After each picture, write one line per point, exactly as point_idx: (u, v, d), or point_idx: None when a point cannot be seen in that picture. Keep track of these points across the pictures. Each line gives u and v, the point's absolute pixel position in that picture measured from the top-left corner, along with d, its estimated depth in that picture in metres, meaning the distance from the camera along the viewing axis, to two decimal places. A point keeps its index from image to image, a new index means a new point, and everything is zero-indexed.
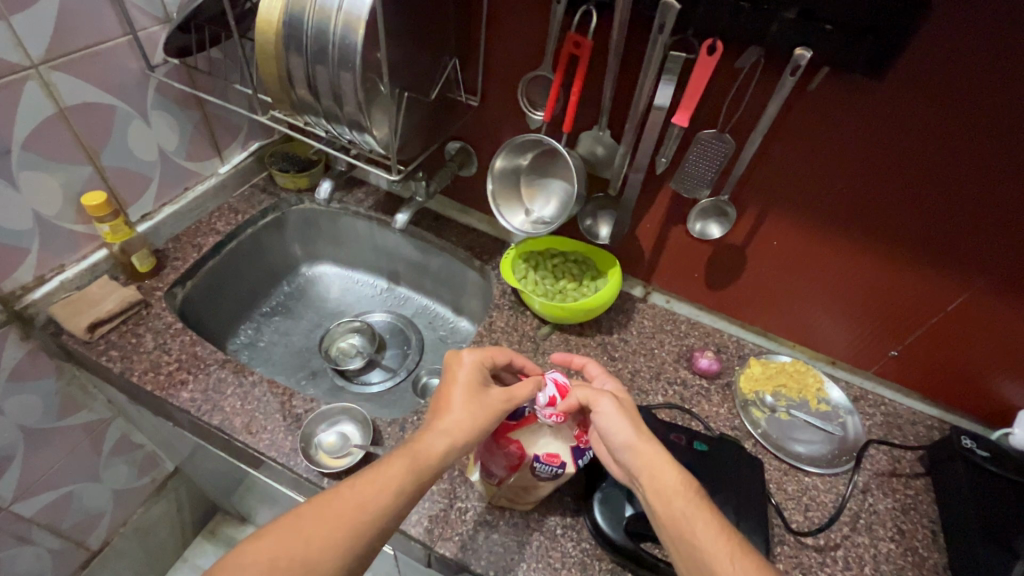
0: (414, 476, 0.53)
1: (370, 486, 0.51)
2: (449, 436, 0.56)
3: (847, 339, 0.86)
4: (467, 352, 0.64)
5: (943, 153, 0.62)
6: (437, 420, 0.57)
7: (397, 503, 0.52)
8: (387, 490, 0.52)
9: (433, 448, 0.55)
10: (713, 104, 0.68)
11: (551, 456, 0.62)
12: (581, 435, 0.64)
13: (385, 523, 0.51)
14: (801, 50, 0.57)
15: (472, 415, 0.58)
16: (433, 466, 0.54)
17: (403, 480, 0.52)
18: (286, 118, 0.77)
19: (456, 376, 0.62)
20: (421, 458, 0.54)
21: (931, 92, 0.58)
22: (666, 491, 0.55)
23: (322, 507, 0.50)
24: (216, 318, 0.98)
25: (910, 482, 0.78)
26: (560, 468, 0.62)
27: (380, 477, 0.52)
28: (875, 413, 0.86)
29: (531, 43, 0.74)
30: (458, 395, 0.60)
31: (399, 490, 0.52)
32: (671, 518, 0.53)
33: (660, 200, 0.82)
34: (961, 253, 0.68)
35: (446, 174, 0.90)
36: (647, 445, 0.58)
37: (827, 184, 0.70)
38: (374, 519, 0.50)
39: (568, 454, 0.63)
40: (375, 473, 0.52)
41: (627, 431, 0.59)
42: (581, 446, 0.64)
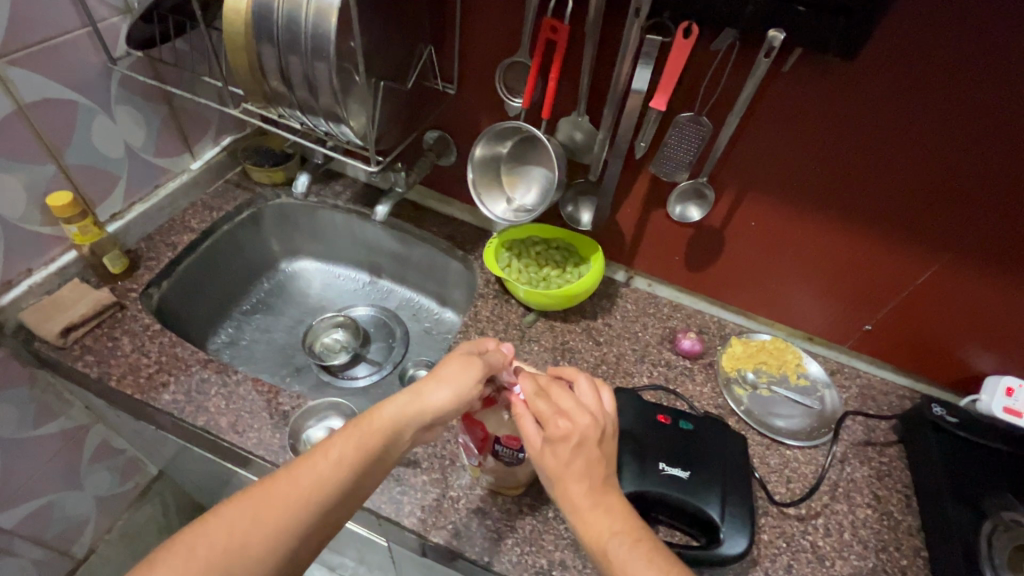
0: (359, 452, 0.54)
1: (311, 462, 0.52)
2: (400, 407, 0.58)
3: (823, 314, 0.88)
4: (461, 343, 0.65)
5: (914, 131, 0.64)
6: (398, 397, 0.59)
7: (338, 479, 0.52)
8: (327, 464, 0.52)
9: (382, 424, 0.56)
10: (690, 87, 0.69)
11: (511, 439, 0.63)
12: None
13: (323, 500, 0.51)
14: (774, 32, 0.59)
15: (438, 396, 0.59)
16: (381, 439, 0.55)
17: (347, 451, 0.53)
18: (259, 110, 0.75)
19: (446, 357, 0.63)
20: (369, 435, 0.55)
21: (902, 71, 0.60)
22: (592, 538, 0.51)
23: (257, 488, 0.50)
24: (195, 318, 0.96)
25: (884, 450, 0.82)
26: (519, 451, 0.64)
27: (321, 453, 0.53)
28: (851, 385, 0.89)
29: (506, 28, 0.73)
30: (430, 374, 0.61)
31: (338, 466, 0.52)
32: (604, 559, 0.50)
33: (639, 185, 0.83)
34: (931, 227, 0.71)
35: (426, 163, 0.89)
36: (570, 486, 0.54)
37: (801, 164, 0.71)
38: (316, 493, 0.51)
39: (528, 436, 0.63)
40: (316, 450, 0.53)
41: (552, 473, 0.55)
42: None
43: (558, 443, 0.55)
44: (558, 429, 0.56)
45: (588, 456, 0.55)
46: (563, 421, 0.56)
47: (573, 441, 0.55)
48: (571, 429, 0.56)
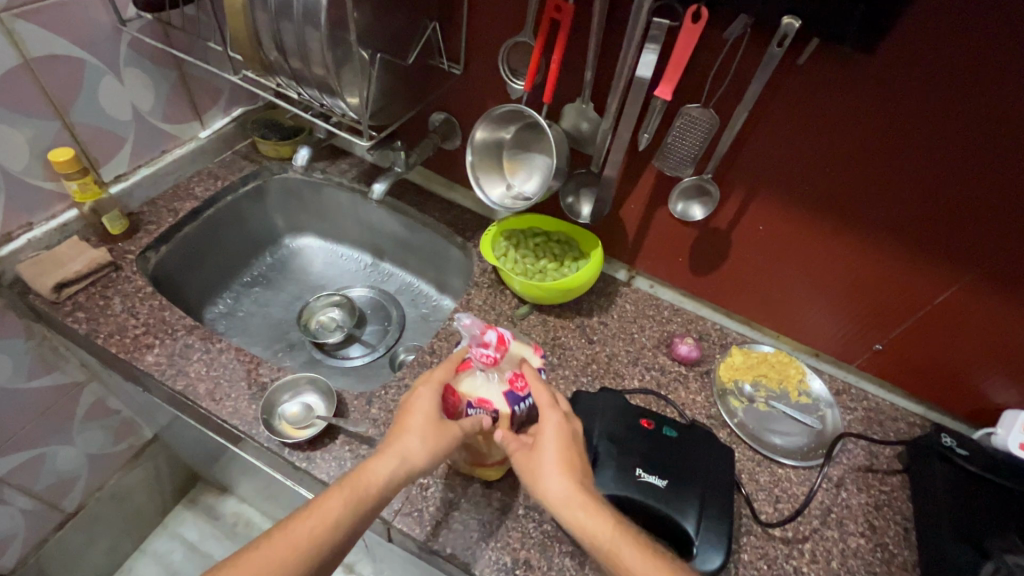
0: (353, 513, 0.53)
1: (305, 525, 0.51)
2: (392, 465, 0.55)
3: (831, 330, 0.83)
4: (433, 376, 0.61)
5: (942, 138, 0.59)
6: (389, 448, 0.56)
7: (332, 542, 0.52)
8: (322, 528, 0.51)
9: (376, 481, 0.54)
10: (698, 77, 0.65)
11: (483, 400, 0.61)
12: (514, 381, 0.63)
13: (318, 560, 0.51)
14: (789, 20, 0.55)
15: (426, 445, 0.56)
16: (373, 499, 0.54)
17: (341, 515, 0.52)
18: (258, 78, 0.75)
19: (417, 400, 0.59)
20: (362, 494, 0.54)
21: (932, 71, 0.56)
22: (595, 533, 0.53)
23: (253, 557, 0.50)
24: (193, 286, 0.97)
25: (886, 479, 0.77)
26: (493, 413, 0.61)
27: (317, 517, 0.52)
28: (856, 407, 0.84)
29: (513, 7, 0.71)
30: (416, 422, 0.58)
31: (332, 529, 0.52)
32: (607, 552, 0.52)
33: (643, 179, 0.79)
34: (952, 244, 0.66)
35: (428, 146, 0.87)
36: (561, 489, 0.55)
37: (815, 167, 0.67)
38: (311, 558, 0.50)
39: (502, 403, 0.61)
40: (311, 514, 0.52)
41: (541, 478, 0.56)
42: (516, 392, 0.62)
43: (547, 444, 0.58)
44: (547, 429, 0.59)
45: (574, 453, 0.59)
46: (552, 420, 0.60)
47: (562, 440, 0.59)
48: (560, 426, 0.60)
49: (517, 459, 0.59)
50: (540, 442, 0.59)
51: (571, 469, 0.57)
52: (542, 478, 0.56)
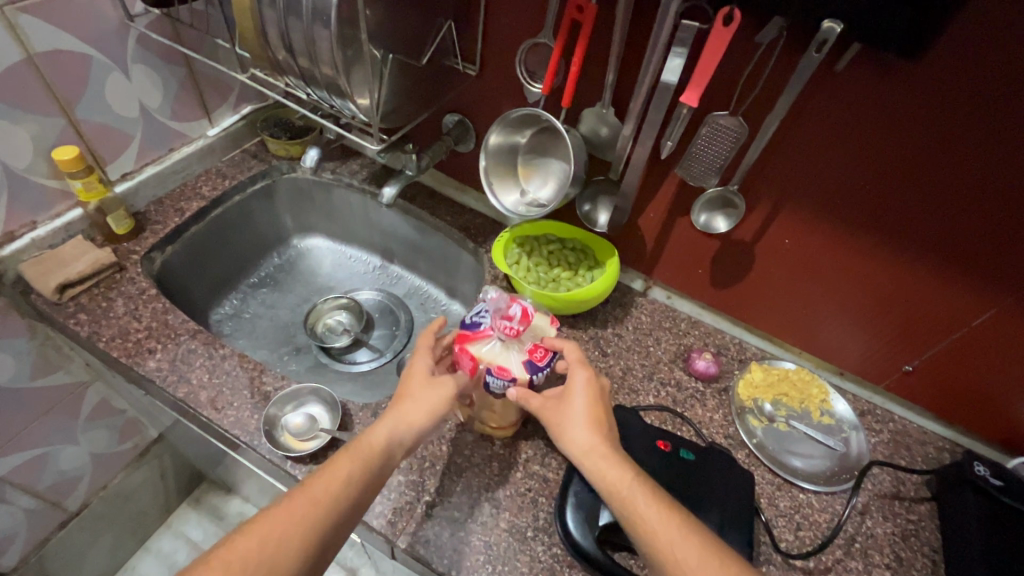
0: (366, 465, 0.53)
1: (318, 484, 0.50)
2: (394, 424, 0.56)
3: (857, 349, 0.79)
4: (417, 350, 0.64)
5: (990, 153, 0.55)
6: (388, 412, 0.57)
7: (350, 494, 0.51)
8: (337, 483, 0.51)
9: (383, 437, 0.55)
10: (726, 83, 0.62)
11: (501, 369, 0.61)
12: (534, 351, 0.63)
13: (340, 511, 0.50)
14: (829, 24, 0.51)
15: (423, 406, 0.58)
16: (380, 457, 0.54)
17: (353, 471, 0.52)
18: (266, 77, 0.73)
19: (408, 371, 0.62)
20: (370, 450, 0.54)
21: (983, 83, 0.52)
22: (611, 484, 0.54)
23: (272, 516, 0.48)
24: (199, 287, 0.95)
25: (913, 507, 0.73)
26: (509, 383, 0.61)
27: (329, 475, 0.51)
28: (882, 430, 0.80)
29: (532, 7, 0.68)
30: (408, 388, 0.60)
31: (349, 481, 0.51)
32: (621, 502, 0.53)
33: (664, 188, 0.76)
34: (992, 265, 0.62)
35: (441, 149, 0.84)
36: (586, 439, 0.57)
37: (847, 180, 0.64)
38: (331, 511, 0.49)
39: (519, 372, 0.61)
40: (322, 473, 0.51)
41: (568, 428, 0.58)
42: (534, 362, 0.62)
43: (576, 399, 0.60)
44: (578, 383, 0.61)
45: (602, 409, 0.60)
46: (582, 376, 0.61)
47: (592, 394, 0.60)
48: (589, 383, 0.61)
49: (544, 410, 0.61)
50: (569, 396, 0.60)
51: (597, 425, 0.58)
52: (566, 427, 0.58)
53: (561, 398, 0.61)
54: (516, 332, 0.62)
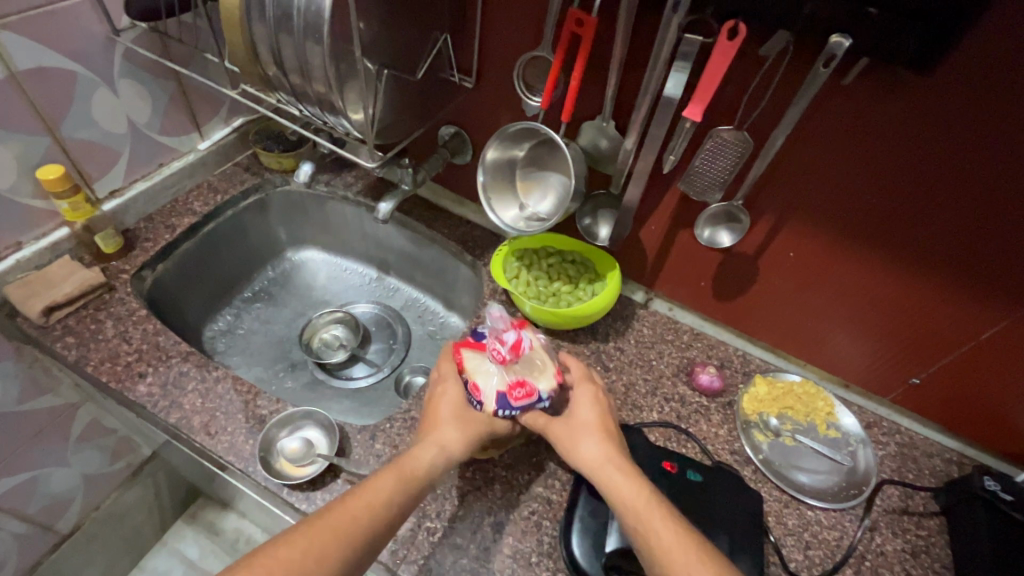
0: (410, 484, 0.52)
1: (366, 495, 0.50)
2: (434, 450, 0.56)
3: (863, 361, 0.78)
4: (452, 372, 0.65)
5: (1001, 171, 0.54)
6: (427, 437, 0.58)
7: (395, 508, 0.50)
8: (383, 496, 0.50)
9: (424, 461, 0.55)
10: (729, 95, 0.60)
11: (476, 387, 0.60)
12: (516, 387, 0.59)
13: (385, 526, 0.50)
14: (838, 38, 0.50)
15: (461, 434, 0.58)
16: (425, 475, 0.54)
17: (398, 485, 0.52)
18: (257, 92, 0.71)
19: (442, 395, 0.62)
20: (414, 472, 0.53)
21: (997, 100, 0.51)
22: (620, 495, 0.54)
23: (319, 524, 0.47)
24: (191, 304, 0.93)
25: (923, 522, 0.72)
26: (478, 403, 0.60)
27: (377, 487, 0.51)
28: (888, 442, 0.79)
29: (529, 18, 0.66)
30: (446, 415, 0.60)
31: (394, 495, 0.51)
32: (631, 514, 0.52)
33: (665, 201, 0.75)
34: (1002, 281, 0.61)
35: (437, 161, 0.82)
36: (597, 452, 0.57)
37: (852, 194, 0.63)
38: (376, 521, 0.49)
39: (489, 400, 0.59)
40: (369, 485, 0.51)
41: (578, 441, 0.59)
42: (509, 398, 0.59)
43: (584, 412, 0.62)
44: (579, 396, 0.64)
45: (606, 419, 0.61)
46: (587, 390, 0.64)
47: (597, 408, 0.62)
48: (595, 398, 0.63)
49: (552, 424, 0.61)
50: (577, 410, 0.62)
51: (604, 437, 0.59)
52: (576, 439, 0.59)
53: (567, 413, 0.62)
54: (501, 360, 0.60)
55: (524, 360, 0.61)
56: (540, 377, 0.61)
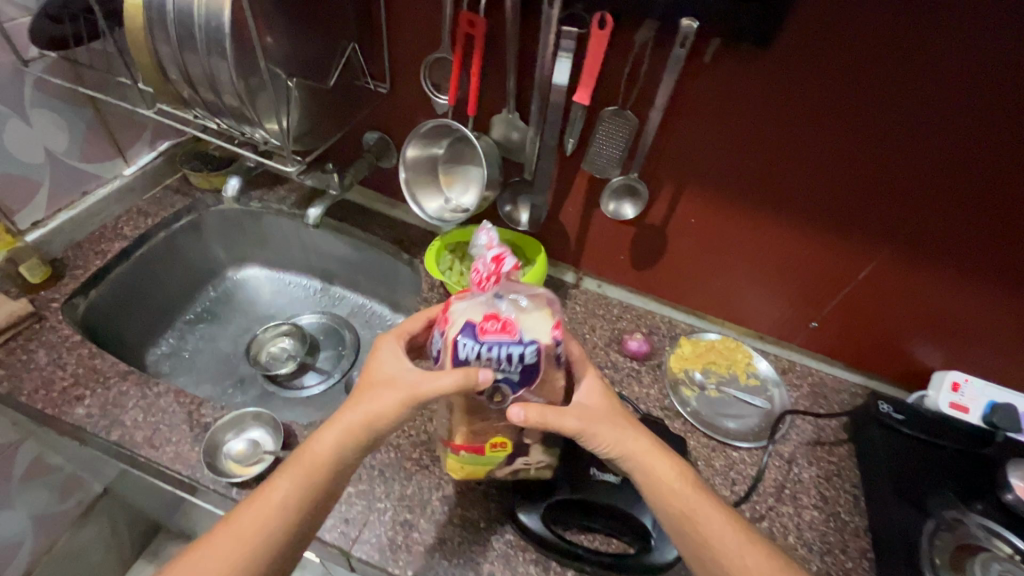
0: (302, 486, 0.52)
1: (253, 508, 0.51)
2: (338, 434, 0.54)
3: (770, 312, 0.86)
4: (392, 334, 0.61)
5: (854, 126, 0.63)
6: (340, 415, 0.55)
7: (287, 514, 0.51)
8: (274, 504, 0.51)
9: (325, 451, 0.53)
10: (614, 80, 0.67)
11: (446, 318, 0.54)
12: (489, 320, 0.52)
13: (276, 535, 0.50)
14: (688, 21, 0.57)
15: (376, 406, 0.54)
16: (324, 467, 0.53)
17: (291, 489, 0.52)
18: (174, 111, 0.73)
19: (377, 358, 0.59)
20: (310, 469, 0.53)
21: (827, 65, 0.59)
22: (668, 488, 0.54)
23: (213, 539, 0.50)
24: (131, 330, 0.93)
25: (833, 450, 0.79)
26: (442, 334, 0.54)
27: (263, 499, 0.52)
28: (802, 383, 0.87)
29: (430, 24, 0.71)
30: (367, 387, 0.56)
31: (285, 501, 0.51)
32: (687, 509, 0.53)
33: (577, 183, 0.81)
34: (866, 222, 0.70)
35: (363, 165, 0.87)
36: (641, 450, 0.55)
37: (732, 159, 0.70)
38: (270, 529, 0.50)
39: (455, 329, 0.52)
40: (260, 493, 0.52)
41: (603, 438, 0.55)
42: (475, 328, 0.52)
43: (593, 401, 0.57)
44: (587, 388, 0.58)
45: (617, 408, 0.58)
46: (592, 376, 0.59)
47: (603, 395, 0.58)
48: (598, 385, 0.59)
49: (570, 420, 0.54)
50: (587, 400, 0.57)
51: (627, 428, 0.56)
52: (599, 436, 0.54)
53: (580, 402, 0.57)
54: (478, 284, 0.55)
55: (511, 301, 0.55)
56: (528, 322, 0.53)
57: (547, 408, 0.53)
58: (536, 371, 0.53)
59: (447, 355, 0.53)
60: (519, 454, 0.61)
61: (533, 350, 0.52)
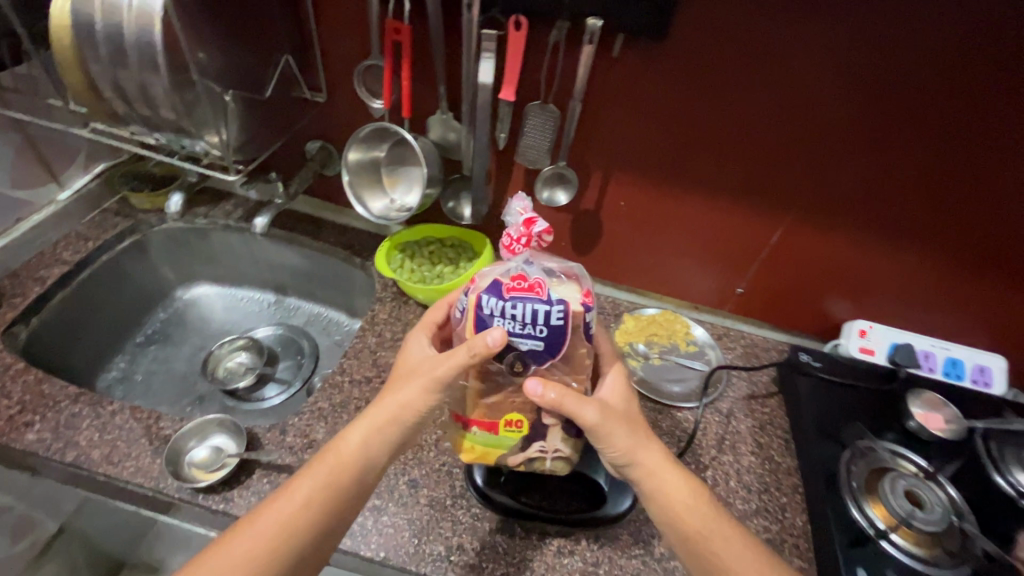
0: (328, 484, 0.54)
1: (277, 507, 0.53)
2: (365, 430, 0.57)
3: (702, 283, 0.94)
4: (421, 331, 0.65)
5: (753, 107, 0.71)
6: (368, 411, 0.58)
7: (311, 512, 0.53)
8: (299, 502, 0.53)
9: (351, 448, 0.56)
10: (535, 77, 0.74)
11: (475, 280, 0.59)
12: (516, 280, 0.55)
13: (300, 535, 0.52)
14: (593, 20, 0.65)
15: (400, 400, 0.57)
16: (351, 463, 0.55)
17: (317, 488, 0.54)
18: (109, 128, 0.74)
19: (408, 350, 0.63)
20: (336, 466, 0.55)
21: (717, 52, 0.68)
22: (677, 502, 0.55)
23: (236, 537, 0.52)
24: (78, 356, 0.91)
25: (766, 402, 0.86)
26: (468, 295, 0.57)
27: (287, 496, 0.54)
28: (736, 346, 0.94)
29: (359, 33, 0.75)
30: (394, 384, 0.60)
31: (310, 499, 0.53)
32: (693, 524, 0.55)
33: (514, 175, 0.86)
34: (771, 191, 0.78)
35: (308, 174, 0.90)
36: (656, 465, 0.56)
37: (650, 142, 0.77)
38: (291, 528, 0.52)
39: (483, 286, 0.56)
40: (282, 493, 0.54)
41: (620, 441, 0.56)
42: (502, 286, 0.55)
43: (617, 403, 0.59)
44: (610, 382, 0.61)
45: (635, 409, 0.60)
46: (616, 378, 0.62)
47: (626, 400, 0.60)
48: (624, 391, 0.60)
49: (590, 411, 0.54)
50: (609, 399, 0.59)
51: (645, 433, 0.58)
52: (617, 439, 0.55)
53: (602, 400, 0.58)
54: (510, 248, 0.59)
55: (541, 268, 0.59)
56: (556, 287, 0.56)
57: (567, 394, 0.53)
58: (560, 332, 0.54)
59: (472, 314, 0.56)
60: (536, 438, 0.58)
61: (559, 310, 0.54)
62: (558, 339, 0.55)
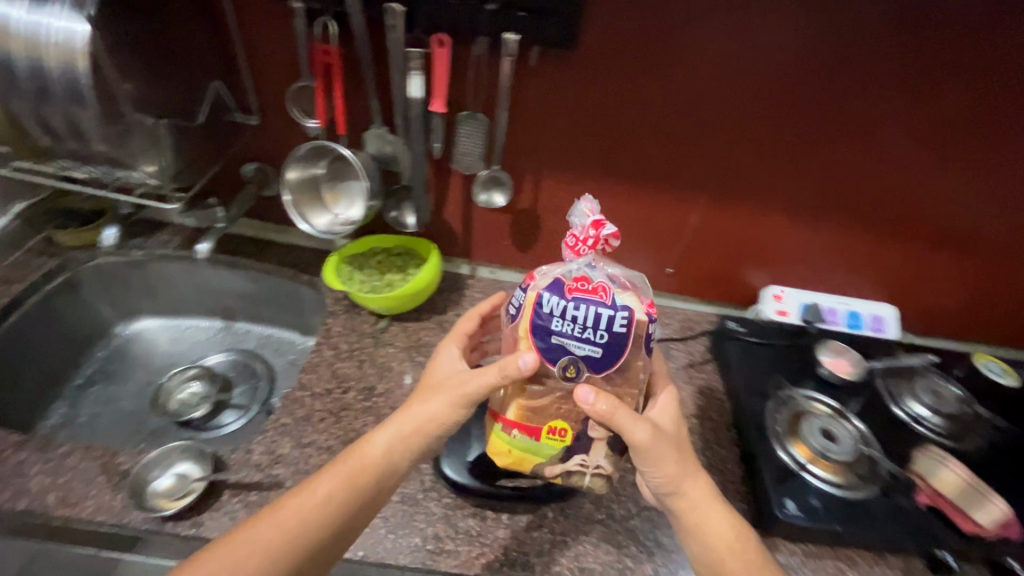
0: (351, 485, 0.58)
1: (299, 500, 0.57)
2: (391, 434, 0.61)
3: (636, 268, 1.02)
4: (452, 341, 0.71)
5: (661, 103, 0.80)
6: (394, 417, 0.63)
7: (334, 510, 0.57)
8: (319, 500, 0.57)
9: (377, 450, 0.60)
10: (461, 88, 0.80)
11: (533, 278, 0.62)
12: (576, 285, 0.59)
13: (323, 532, 0.56)
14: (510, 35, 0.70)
15: (425, 406, 0.62)
16: (376, 464, 0.60)
17: (341, 488, 0.58)
18: (34, 165, 0.74)
19: (442, 356, 0.69)
20: (360, 468, 0.59)
21: (623, 56, 0.76)
22: (707, 523, 0.60)
23: (251, 529, 0.55)
24: (15, 403, 0.88)
25: (703, 368, 0.95)
26: (526, 292, 0.61)
27: (309, 491, 0.57)
28: (672, 321, 1.03)
29: (289, 56, 0.78)
30: (422, 390, 0.65)
31: (331, 498, 0.57)
32: (713, 542, 0.59)
33: (452, 181, 0.91)
34: (685, 178, 0.87)
35: (246, 196, 0.92)
36: (697, 491, 0.60)
37: (574, 141, 0.84)
38: (309, 523, 0.56)
39: (543, 286, 0.59)
40: (303, 489, 0.58)
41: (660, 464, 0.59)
42: (562, 288, 0.58)
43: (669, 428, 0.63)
44: (661, 403, 0.66)
45: (684, 434, 0.64)
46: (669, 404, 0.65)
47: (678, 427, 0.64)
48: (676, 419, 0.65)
49: (638, 432, 0.58)
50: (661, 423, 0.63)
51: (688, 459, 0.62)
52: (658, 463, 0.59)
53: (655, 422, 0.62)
54: (574, 248, 0.61)
55: (604, 273, 0.62)
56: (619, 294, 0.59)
57: (619, 408, 0.57)
58: (620, 337, 0.57)
59: (531, 310, 0.59)
60: (579, 450, 0.61)
61: (620, 316, 0.57)
62: (616, 345, 0.58)
